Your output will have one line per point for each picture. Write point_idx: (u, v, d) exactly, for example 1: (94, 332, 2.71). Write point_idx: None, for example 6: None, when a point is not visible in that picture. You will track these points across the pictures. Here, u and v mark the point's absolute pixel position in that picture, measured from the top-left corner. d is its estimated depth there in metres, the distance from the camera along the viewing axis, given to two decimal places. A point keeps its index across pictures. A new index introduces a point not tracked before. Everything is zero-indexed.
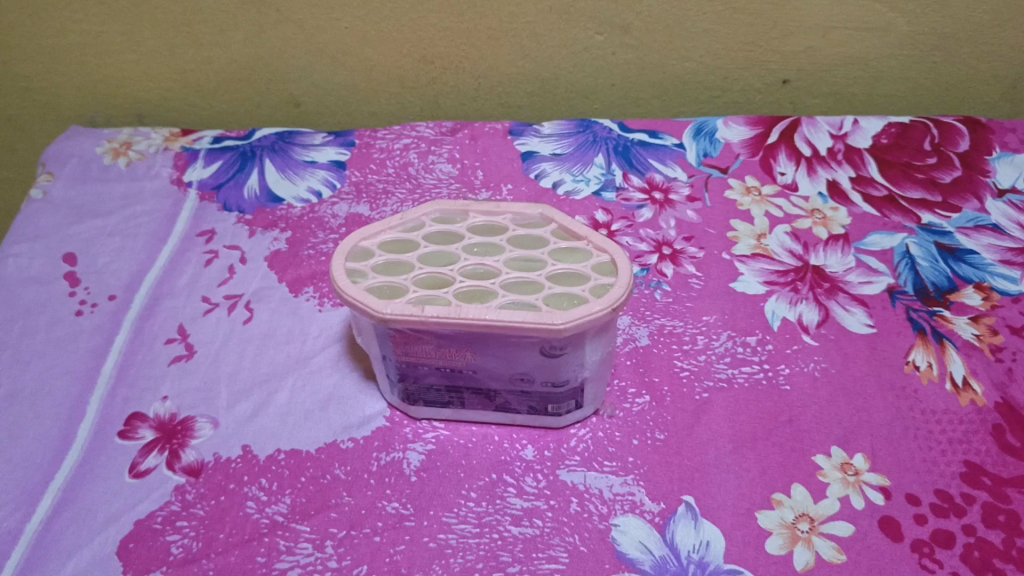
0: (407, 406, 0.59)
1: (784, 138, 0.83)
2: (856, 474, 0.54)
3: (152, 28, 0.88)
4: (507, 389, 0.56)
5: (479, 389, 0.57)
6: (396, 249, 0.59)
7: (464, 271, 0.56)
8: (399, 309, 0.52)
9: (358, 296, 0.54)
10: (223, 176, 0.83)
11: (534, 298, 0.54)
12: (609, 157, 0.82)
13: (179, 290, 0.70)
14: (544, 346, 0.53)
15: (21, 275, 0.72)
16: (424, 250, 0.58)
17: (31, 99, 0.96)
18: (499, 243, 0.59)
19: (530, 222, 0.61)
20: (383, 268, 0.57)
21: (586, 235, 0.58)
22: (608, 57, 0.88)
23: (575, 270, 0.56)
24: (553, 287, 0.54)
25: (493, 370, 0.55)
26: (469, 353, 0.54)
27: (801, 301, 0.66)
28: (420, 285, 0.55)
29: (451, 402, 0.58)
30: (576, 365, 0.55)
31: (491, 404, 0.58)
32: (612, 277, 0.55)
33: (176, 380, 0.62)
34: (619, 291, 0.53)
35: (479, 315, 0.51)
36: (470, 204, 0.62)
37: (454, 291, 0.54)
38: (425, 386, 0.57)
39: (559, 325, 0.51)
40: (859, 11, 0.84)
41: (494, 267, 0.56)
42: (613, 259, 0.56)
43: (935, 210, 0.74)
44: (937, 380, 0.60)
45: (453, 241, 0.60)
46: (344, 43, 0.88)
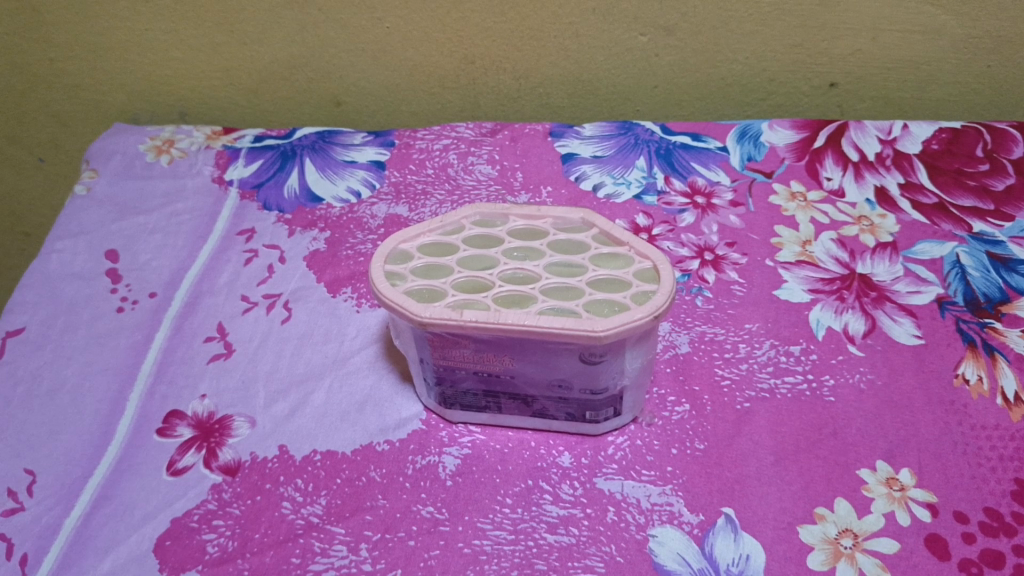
0: (443, 411, 0.59)
1: (830, 143, 0.81)
2: (902, 489, 0.52)
3: (196, 27, 0.88)
4: (545, 395, 0.56)
5: (517, 394, 0.56)
6: (435, 251, 0.59)
7: (504, 276, 0.56)
8: (438, 313, 0.52)
9: (396, 299, 0.53)
10: (264, 175, 0.83)
11: (574, 304, 0.53)
12: (650, 160, 0.81)
13: (219, 288, 0.70)
14: (583, 352, 0.52)
15: (64, 271, 0.73)
16: (463, 253, 0.58)
17: (77, 96, 0.97)
18: (539, 248, 0.59)
19: (571, 227, 0.61)
20: (422, 271, 0.57)
21: (628, 241, 0.57)
22: (651, 58, 0.87)
23: (617, 277, 0.55)
24: (594, 293, 0.53)
25: (531, 375, 0.55)
26: (508, 358, 0.54)
27: (847, 310, 0.65)
28: (459, 289, 0.55)
29: (487, 407, 0.58)
30: (615, 372, 0.54)
31: (528, 410, 0.57)
32: (654, 284, 0.54)
33: (214, 379, 0.63)
34: (662, 299, 0.52)
35: (518, 320, 0.51)
36: (511, 207, 0.61)
37: (493, 296, 0.54)
38: (462, 391, 0.57)
39: (599, 332, 0.50)
40: (910, 13, 0.82)
41: (534, 272, 0.56)
42: (655, 265, 0.55)
43: (987, 218, 0.72)
44: (988, 395, 0.58)
45: (493, 244, 0.59)
46: (385, 41, 0.87)
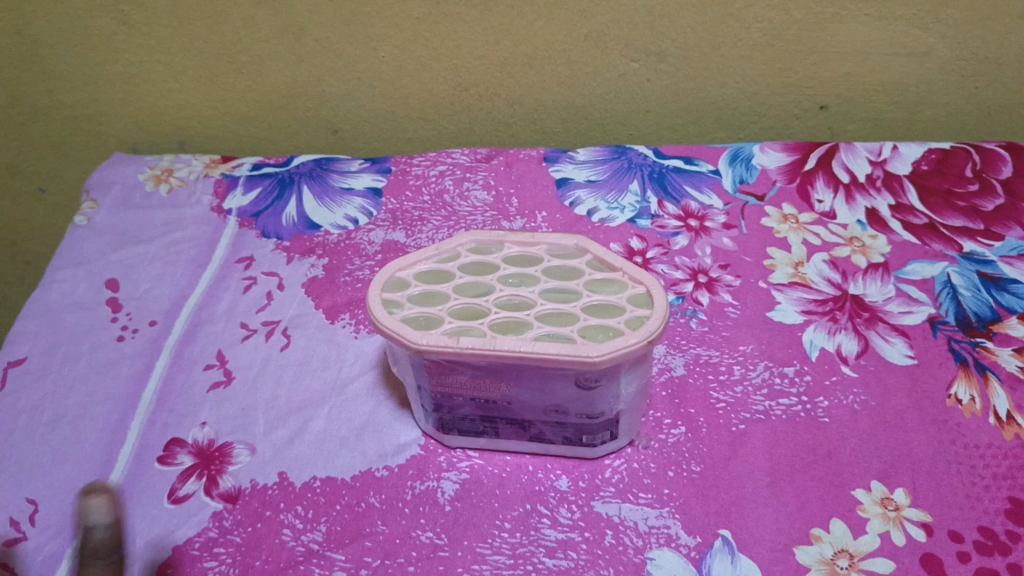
0: (441, 436, 0.60)
1: (821, 165, 0.82)
2: (897, 509, 0.53)
3: (194, 58, 0.90)
4: (541, 419, 0.56)
5: (514, 419, 0.57)
6: (431, 279, 0.59)
7: (499, 302, 0.57)
8: (434, 340, 0.52)
9: (393, 327, 0.54)
10: (262, 204, 0.84)
11: (569, 330, 0.53)
12: (644, 184, 0.82)
13: (218, 316, 0.71)
14: (579, 377, 0.53)
15: (65, 301, 0.74)
16: (459, 281, 0.59)
17: (76, 127, 0.98)
18: (534, 274, 0.59)
19: (565, 253, 0.61)
20: (419, 298, 0.58)
21: (622, 267, 0.58)
22: (643, 84, 0.88)
23: (610, 302, 0.56)
24: (588, 319, 0.54)
25: (527, 400, 0.55)
26: (505, 384, 0.54)
27: (840, 331, 0.65)
28: (455, 316, 0.56)
29: (485, 432, 0.58)
30: (611, 397, 0.55)
31: (525, 434, 0.58)
32: (647, 309, 0.55)
33: (214, 406, 0.63)
34: (655, 324, 0.53)
35: (514, 347, 0.51)
36: (505, 235, 0.62)
37: (489, 323, 0.55)
38: (460, 416, 0.58)
39: (594, 358, 0.50)
40: (897, 37, 0.84)
41: (529, 299, 0.57)
42: (649, 291, 0.56)
43: (977, 238, 0.73)
44: (981, 414, 0.59)
45: (488, 271, 0.60)
46: (380, 70, 0.89)
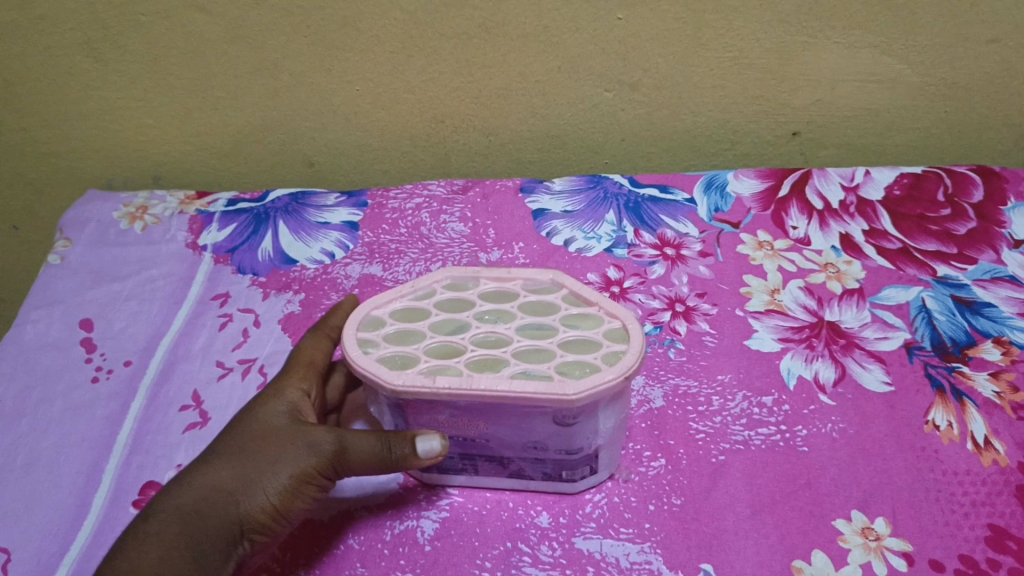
0: (420, 473, 0.59)
1: (795, 191, 0.83)
2: (878, 539, 0.53)
3: (168, 94, 0.89)
4: (520, 456, 0.56)
5: (493, 456, 0.56)
6: (407, 317, 0.59)
7: (476, 339, 0.56)
8: (410, 381, 0.52)
9: (369, 367, 0.54)
10: (238, 239, 0.83)
11: (546, 367, 0.53)
12: (620, 213, 0.82)
13: (194, 354, 0.70)
14: (557, 415, 0.52)
15: (38, 341, 0.73)
16: (435, 318, 0.59)
17: (49, 163, 0.97)
18: (510, 310, 0.59)
19: (542, 287, 0.61)
20: (394, 337, 0.57)
21: (597, 301, 0.58)
22: (618, 113, 0.88)
23: (587, 337, 0.56)
24: (565, 355, 0.54)
25: (505, 437, 0.55)
26: (482, 422, 0.54)
27: (817, 358, 0.66)
28: (431, 354, 0.55)
29: (464, 469, 0.57)
30: (589, 432, 0.54)
31: (505, 471, 0.57)
32: (624, 344, 0.55)
33: (190, 448, 0.62)
34: (631, 361, 0.52)
35: (490, 386, 0.51)
36: (481, 270, 0.62)
37: (465, 361, 0.54)
38: (438, 454, 0.57)
39: (570, 396, 0.50)
40: (867, 64, 0.85)
41: (506, 335, 0.56)
42: (625, 325, 0.56)
43: (951, 262, 0.74)
44: (959, 440, 0.59)
45: (464, 307, 0.60)
46: (355, 103, 0.89)
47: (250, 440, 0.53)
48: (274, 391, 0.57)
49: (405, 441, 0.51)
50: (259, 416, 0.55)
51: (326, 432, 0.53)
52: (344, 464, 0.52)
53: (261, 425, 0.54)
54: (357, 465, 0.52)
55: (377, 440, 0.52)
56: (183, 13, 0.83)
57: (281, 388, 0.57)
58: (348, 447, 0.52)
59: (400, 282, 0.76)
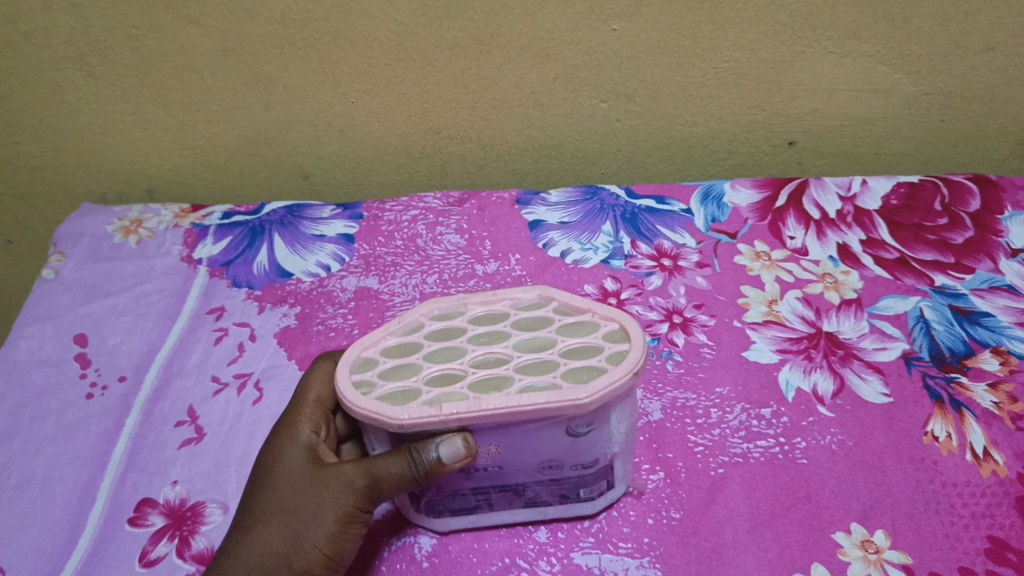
0: (432, 517, 0.55)
1: (792, 201, 0.83)
2: (878, 552, 0.53)
3: (162, 107, 0.89)
4: (535, 480, 0.53)
5: (507, 485, 0.53)
6: (398, 352, 0.55)
7: (474, 362, 0.53)
8: (417, 412, 0.48)
9: (370, 406, 0.49)
10: (233, 253, 0.83)
11: (552, 376, 0.50)
12: (617, 224, 0.82)
13: (189, 370, 0.70)
14: (570, 425, 0.49)
15: (32, 358, 0.72)
16: (427, 346, 0.55)
17: (43, 177, 0.97)
18: (504, 330, 0.56)
19: (530, 305, 0.58)
20: (390, 373, 0.53)
21: (589, 306, 0.56)
22: (613, 124, 0.89)
23: (586, 343, 0.53)
24: (569, 363, 0.51)
25: (520, 462, 0.51)
26: (494, 447, 0.50)
27: (815, 369, 0.65)
28: (433, 384, 0.52)
29: (478, 506, 0.55)
30: (603, 442, 0.52)
31: (520, 499, 0.54)
32: (624, 342, 0.52)
33: (186, 464, 0.62)
34: (637, 357, 0.50)
35: (501, 403, 0.47)
36: (465, 294, 0.59)
37: (468, 384, 0.51)
38: (449, 493, 0.53)
39: (584, 400, 0.47)
40: (863, 73, 0.85)
41: (504, 354, 0.53)
42: (622, 325, 0.54)
43: (949, 271, 0.73)
44: (958, 451, 0.58)
45: (456, 334, 0.56)
46: (350, 116, 0.89)
47: (280, 496, 0.53)
48: (287, 436, 0.56)
49: (425, 454, 0.49)
50: (281, 468, 0.54)
51: (353, 466, 0.51)
52: (379, 492, 0.51)
53: (284, 478, 0.53)
54: (389, 489, 0.50)
55: (401, 460, 0.49)
56: (177, 27, 0.82)
57: (292, 432, 0.56)
58: (376, 475, 0.50)
59: (397, 295, 0.76)
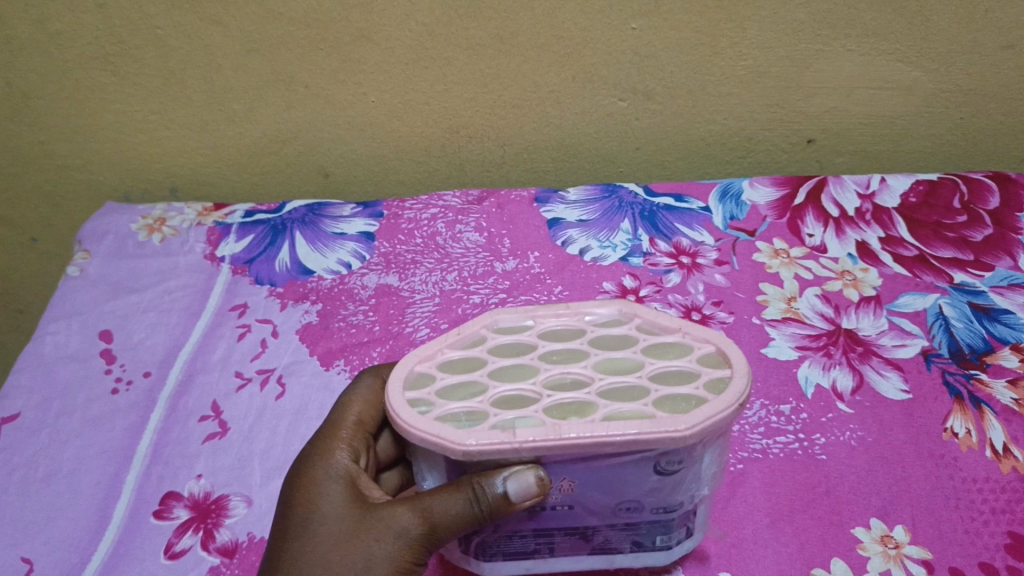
0: (482, 562, 0.48)
1: (811, 199, 0.83)
2: (897, 547, 0.53)
3: (185, 107, 0.90)
4: (607, 524, 0.46)
5: (575, 529, 0.46)
6: (460, 368, 0.50)
7: (549, 384, 0.47)
8: (485, 439, 0.42)
9: (429, 428, 0.43)
10: (255, 251, 0.84)
11: (642, 405, 0.44)
12: (635, 222, 0.82)
13: (213, 365, 0.71)
14: (660, 462, 0.43)
15: (58, 353, 0.73)
16: (494, 363, 0.50)
17: (67, 176, 0.98)
18: (581, 348, 0.50)
19: (610, 320, 0.53)
20: (450, 392, 0.47)
21: (679, 327, 0.50)
22: (631, 122, 0.89)
23: (679, 369, 0.47)
24: (661, 389, 0.45)
25: (595, 502, 0.45)
26: (566, 482, 0.44)
27: (835, 366, 0.65)
28: (502, 406, 0.46)
29: (537, 551, 0.48)
30: (691, 483, 0.45)
31: (587, 546, 0.48)
32: (726, 369, 0.47)
33: (210, 458, 0.63)
34: (742, 385, 0.45)
35: (585, 432, 0.41)
36: (536, 308, 0.54)
37: (543, 409, 0.45)
38: (506, 534, 0.47)
39: (683, 432, 0.41)
40: (881, 71, 0.86)
41: (584, 376, 0.47)
42: (720, 349, 0.48)
43: (968, 269, 0.74)
44: (977, 447, 0.58)
45: (526, 351, 0.51)
46: (370, 115, 0.89)
47: (322, 546, 0.46)
48: (322, 468, 0.50)
49: (491, 489, 0.43)
50: (319, 509, 0.48)
51: (407, 510, 0.46)
52: (438, 535, 0.45)
53: (323, 523, 0.47)
54: (450, 532, 0.45)
55: (462, 498, 0.44)
56: (201, 27, 0.84)
57: (328, 464, 0.50)
58: (433, 516, 0.45)
59: (417, 292, 0.76)
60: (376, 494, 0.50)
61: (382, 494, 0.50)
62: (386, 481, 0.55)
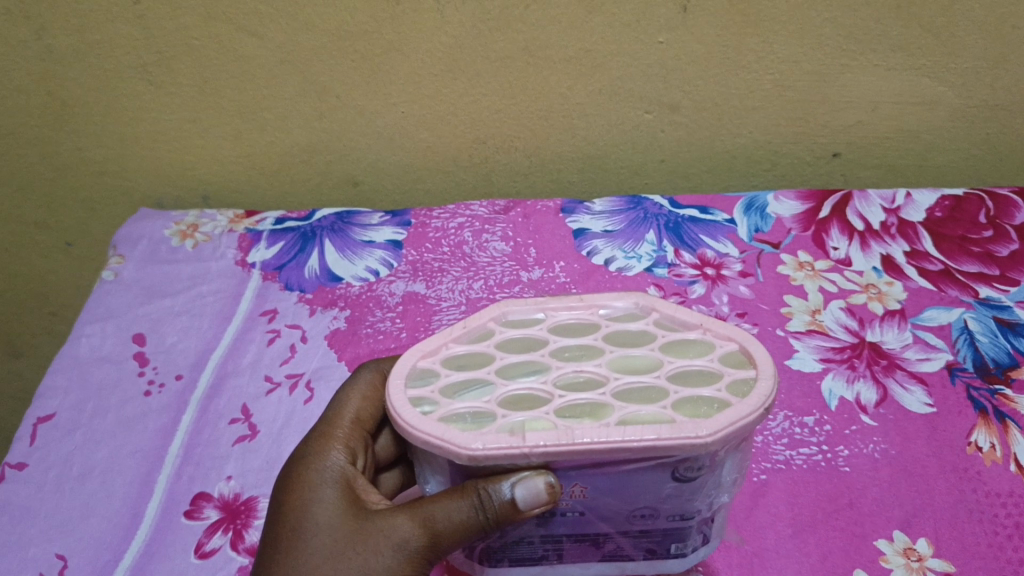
0: (486, 566, 0.49)
1: (835, 212, 0.83)
2: (920, 560, 0.53)
3: (219, 116, 0.92)
4: (620, 531, 0.47)
5: (585, 535, 0.47)
6: (469, 363, 0.51)
7: (561, 382, 0.48)
8: (492, 443, 0.42)
9: (434, 431, 0.44)
10: (285, 257, 0.85)
11: (660, 407, 0.45)
12: (660, 233, 0.83)
13: (243, 369, 0.72)
14: (679, 468, 0.43)
15: (93, 355, 0.75)
16: (503, 362, 0.50)
17: (103, 182, 1.00)
18: (596, 344, 0.51)
19: (625, 314, 0.54)
20: (459, 387, 0.48)
21: (700, 323, 0.51)
22: (658, 134, 0.90)
23: (700, 368, 0.48)
24: (680, 391, 0.46)
25: (608, 508, 0.45)
26: (579, 488, 0.44)
27: (859, 379, 0.66)
28: (513, 404, 0.47)
29: (545, 558, 0.48)
30: (711, 489, 0.46)
31: (597, 553, 0.48)
32: (749, 370, 0.47)
33: (239, 460, 0.64)
34: (768, 387, 0.45)
35: (600, 437, 0.42)
36: (548, 301, 0.55)
37: (553, 410, 0.45)
38: (513, 541, 0.48)
39: (704, 438, 0.42)
40: (907, 86, 0.86)
41: (598, 375, 0.48)
42: (744, 348, 0.49)
43: (993, 284, 0.74)
44: (1001, 462, 0.59)
45: (539, 346, 0.52)
46: (400, 125, 0.91)
47: (318, 554, 0.46)
48: (318, 475, 0.50)
49: (498, 496, 0.43)
50: (314, 517, 0.48)
51: (407, 519, 0.46)
52: (439, 543, 0.46)
53: (318, 532, 0.47)
54: (452, 539, 0.45)
55: (466, 505, 0.44)
56: (236, 38, 0.85)
57: (325, 469, 0.51)
58: (435, 524, 0.45)
59: (443, 300, 0.77)
60: (373, 499, 0.50)
61: (379, 499, 0.50)
62: (385, 481, 0.58)
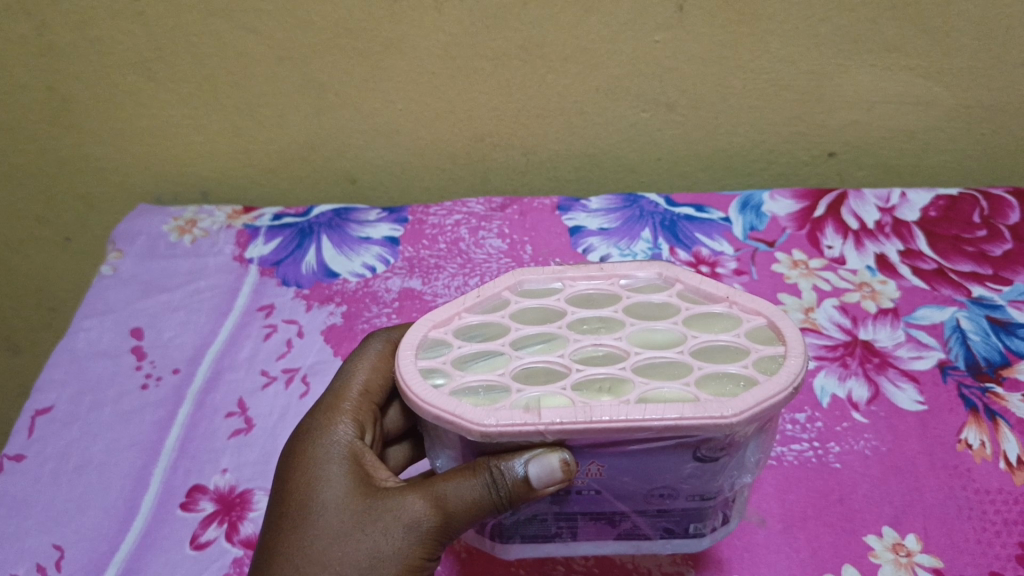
0: (499, 542, 0.50)
1: (830, 211, 0.84)
2: (909, 555, 0.53)
3: (218, 112, 0.93)
4: (636, 510, 0.47)
5: (601, 514, 0.48)
6: (483, 336, 0.51)
7: (580, 356, 0.48)
8: (506, 420, 0.43)
9: (445, 407, 0.44)
10: (283, 253, 0.86)
11: (683, 384, 0.45)
12: (655, 232, 0.83)
13: (240, 363, 0.73)
14: (701, 448, 0.43)
15: (90, 349, 0.76)
16: (518, 333, 0.51)
17: (103, 178, 1.01)
18: (615, 317, 0.52)
19: (648, 285, 0.55)
20: (472, 360, 0.49)
21: (727, 295, 0.52)
22: (654, 133, 0.90)
23: (726, 346, 0.48)
24: (704, 367, 0.46)
25: (625, 488, 0.46)
26: (595, 466, 0.45)
27: (851, 376, 0.66)
28: (530, 378, 0.47)
29: (559, 535, 0.50)
30: (733, 470, 0.46)
31: (613, 531, 0.49)
32: (776, 346, 0.47)
33: (234, 453, 0.64)
34: (795, 366, 0.45)
35: (619, 416, 0.42)
36: (566, 270, 0.55)
37: (571, 385, 0.46)
38: (526, 519, 0.48)
39: (730, 419, 0.42)
40: (903, 87, 0.86)
41: (618, 349, 0.48)
42: (771, 324, 0.49)
43: (986, 283, 0.74)
44: (991, 459, 0.59)
45: (558, 318, 0.52)
46: (397, 123, 0.91)
47: (327, 536, 0.46)
48: (325, 451, 0.50)
49: (510, 474, 0.44)
50: (321, 498, 0.48)
51: (418, 498, 0.46)
52: (450, 523, 0.46)
53: (326, 512, 0.47)
54: (464, 518, 0.46)
55: (479, 484, 0.45)
56: (236, 35, 0.86)
57: (331, 445, 0.51)
58: (448, 504, 0.46)
59: (440, 296, 0.78)
60: (381, 475, 0.50)
61: (388, 476, 0.50)
62: (393, 454, 0.59)
